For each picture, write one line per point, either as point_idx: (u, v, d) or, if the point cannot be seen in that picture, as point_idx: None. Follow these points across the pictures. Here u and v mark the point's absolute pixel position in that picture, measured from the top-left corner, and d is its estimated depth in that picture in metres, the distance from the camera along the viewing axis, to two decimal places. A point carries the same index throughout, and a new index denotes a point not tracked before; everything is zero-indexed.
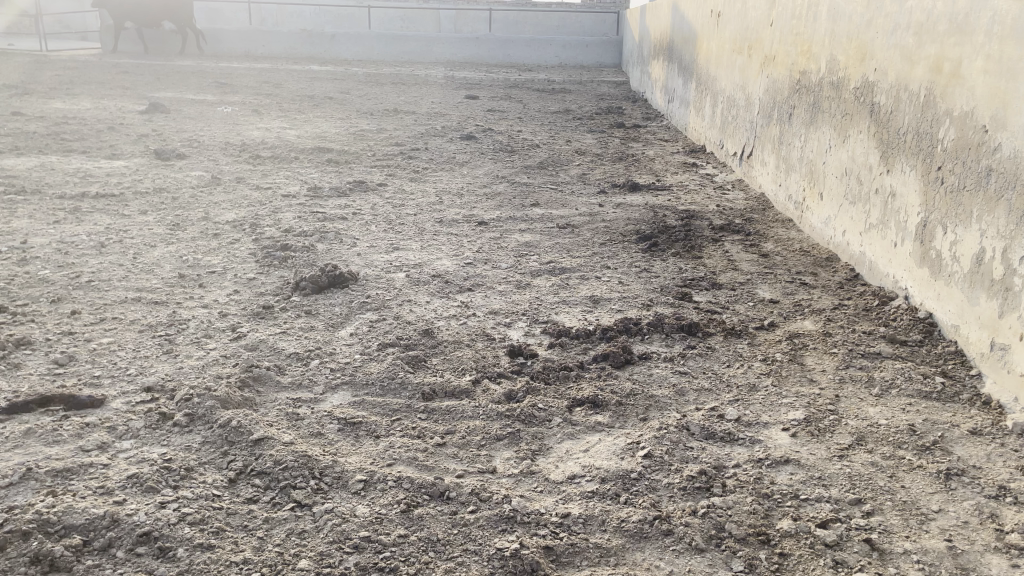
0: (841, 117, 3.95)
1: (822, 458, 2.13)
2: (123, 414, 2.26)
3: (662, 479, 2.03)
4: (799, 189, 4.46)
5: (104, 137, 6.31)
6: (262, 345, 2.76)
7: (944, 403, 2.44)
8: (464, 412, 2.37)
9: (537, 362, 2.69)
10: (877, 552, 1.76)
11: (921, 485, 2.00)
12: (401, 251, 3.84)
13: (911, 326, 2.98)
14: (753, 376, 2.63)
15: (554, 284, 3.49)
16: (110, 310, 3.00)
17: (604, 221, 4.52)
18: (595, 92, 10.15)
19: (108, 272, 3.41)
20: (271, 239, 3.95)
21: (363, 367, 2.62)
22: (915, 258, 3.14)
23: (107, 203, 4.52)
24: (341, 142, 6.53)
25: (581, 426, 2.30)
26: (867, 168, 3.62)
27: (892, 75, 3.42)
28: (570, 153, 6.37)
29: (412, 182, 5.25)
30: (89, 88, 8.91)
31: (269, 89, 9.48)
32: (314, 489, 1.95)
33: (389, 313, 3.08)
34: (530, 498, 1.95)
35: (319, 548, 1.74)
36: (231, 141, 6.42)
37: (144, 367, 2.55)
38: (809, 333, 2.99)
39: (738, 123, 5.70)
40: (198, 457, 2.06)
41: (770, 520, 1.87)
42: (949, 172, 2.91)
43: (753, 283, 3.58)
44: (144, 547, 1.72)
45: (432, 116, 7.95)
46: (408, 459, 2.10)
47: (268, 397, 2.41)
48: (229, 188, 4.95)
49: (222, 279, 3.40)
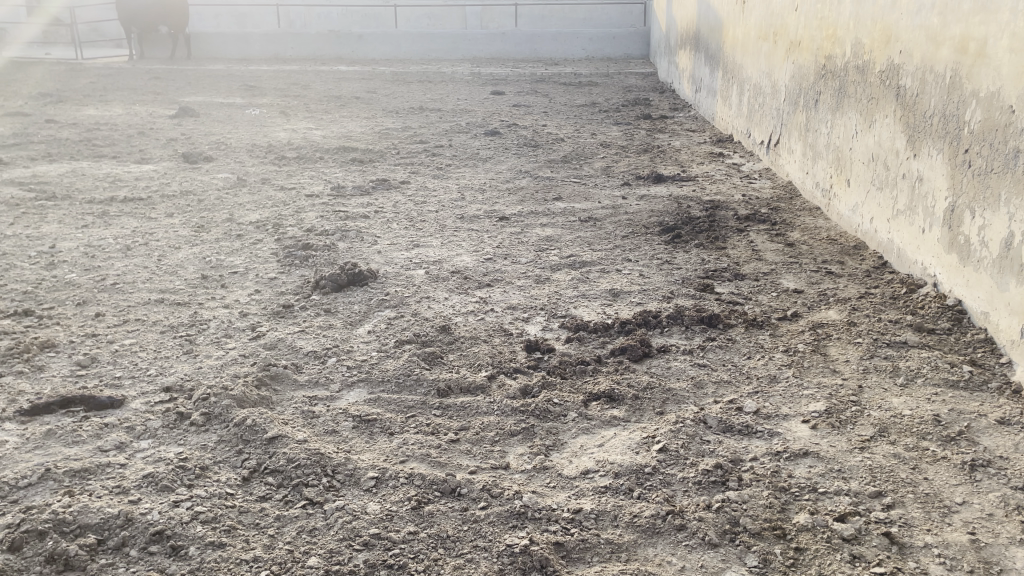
0: (867, 102, 3.86)
1: (842, 450, 2.08)
2: (141, 413, 2.29)
3: (677, 473, 2.00)
4: (826, 176, 4.37)
5: (134, 142, 6.42)
6: (281, 344, 2.78)
7: (972, 393, 2.37)
8: (478, 407, 2.36)
9: (554, 357, 2.67)
10: (897, 546, 1.71)
11: (945, 477, 1.95)
12: (422, 248, 3.84)
13: (940, 313, 2.90)
14: (773, 367, 2.58)
15: (574, 277, 3.46)
16: (133, 313, 3.05)
17: (626, 213, 4.48)
18: (622, 85, 10.07)
19: (133, 274, 3.46)
20: (294, 239, 3.98)
21: (380, 364, 2.63)
22: (943, 244, 3.05)
23: (135, 206, 4.59)
24: (366, 140, 6.56)
25: (597, 421, 2.28)
26: (893, 153, 3.53)
27: (917, 56, 3.33)
28: (594, 146, 6.32)
29: (435, 179, 5.25)
30: (120, 94, 9.06)
31: (296, 90, 9.57)
32: (326, 487, 1.95)
33: (407, 310, 3.09)
34: (542, 494, 1.94)
35: (329, 546, 1.75)
36: (258, 142, 6.48)
37: (165, 368, 2.59)
38: (833, 323, 2.93)
39: (765, 111, 5.60)
40: (213, 456, 2.08)
41: (787, 514, 1.83)
42: (976, 155, 2.83)
43: (777, 273, 3.52)
44: (157, 546, 1.74)
45: (457, 112, 7.94)
46: (421, 456, 2.09)
47: (285, 395, 2.43)
48: (254, 189, 5.00)
49: (244, 279, 3.44)
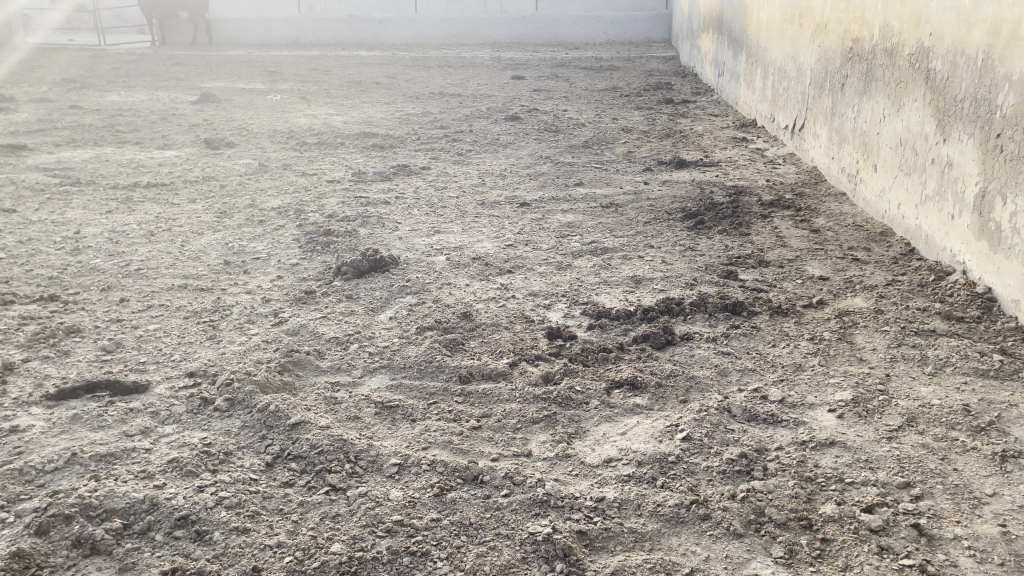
0: (895, 85, 3.79)
1: (870, 440, 2.06)
2: (166, 398, 2.31)
3: (701, 463, 1.98)
4: (852, 161, 4.30)
5: (156, 127, 6.46)
6: (303, 330, 2.78)
7: (1002, 382, 2.33)
8: (500, 394, 2.35)
9: (576, 345, 2.65)
10: (926, 538, 1.69)
11: (975, 468, 1.92)
12: (442, 234, 3.83)
13: (969, 302, 2.85)
14: (799, 356, 2.55)
15: (595, 264, 3.43)
16: (157, 298, 3.07)
17: (649, 199, 4.44)
18: (643, 69, 9.97)
19: (156, 260, 3.48)
20: (315, 224, 3.98)
21: (401, 351, 2.63)
22: (973, 230, 3.00)
23: (158, 192, 4.62)
24: (387, 126, 6.55)
25: (620, 409, 2.27)
26: (922, 137, 3.46)
27: (948, 38, 3.27)
28: (616, 131, 6.27)
29: (456, 165, 5.23)
30: (143, 80, 9.10)
31: (316, 76, 9.56)
32: (349, 473, 1.95)
33: (429, 296, 3.08)
34: (565, 482, 1.93)
35: (352, 532, 1.75)
36: (279, 128, 6.49)
37: (189, 353, 2.60)
38: (860, 311, 2.89)
39: (790, 96, 5.52)
40: (237, 442, 2.08)
41: (813, 504, 1.81)
42: (1009, 140, 2.77)
43: (801, 260, 3.47)
44: (182, 530, 1.76)
45: (477, 97, 7.90)
46: (443, 443, 2.09)
47: (307, 381, 2.43)
48: (275, 175, 5.01)
49: (266, 265, 3.44)
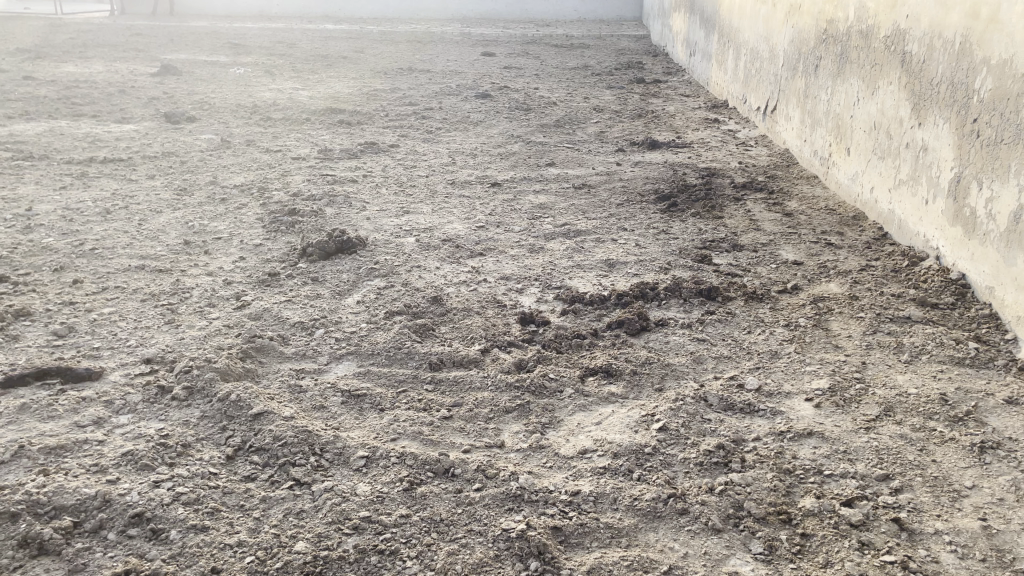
0: (870, 68, 3.75)
1: (847, 430, 2.02)
2: (121, 387, 2.20)
3: (678, 454, 1.93)
4: (824, 144, 4.28)
5: (114, 100, 6.24)
6: (266, 314, 2.68)
7: (978, 370, 2.31)
8: (472, 382, 2.28)
9: (549, 330, 2.59)
10: (907, 532, 1.66)
11: (954, 460, 1.89)
12: (412, 215, 3.73)
13: (943, 288, 2.84)
14: (775, 343, 2.51)
15: (568, 247, 3.36)
16: (113, 279, 2.94)
17: (621, 180, 4.38)
18: (615, 47, 9.88)
19: (112, 239, 3.35)
20: (280, 203, 3.86)
21: (369, 336, 2.54)
22: (947, 216, 2.98)
23: (115, 167, 4.45)
24: (354, 101, 6.40)
25: (594, 398, 2.21)
26: (896, 121, 3.43)
27: (925, 22, 3.22)
28: (587, 110, 6.18)
29: (425, 143, 5.12)
30: (101, 50, 8.80)
31: (282, 49, 9.32)
32: (314, 467, 1.87)
33: (397, 280, 2.99)
34: (538, 475, 1.87)
35: (317, 530, 1.67)
36: (242, 102, 6.31)
37: (145, 338, 2.49)
38: (835, 297, 2.86)
39: (762, 77, 5.47)
40: (196, 433, 1.99)
41: (792, 498, 1.78)
42: (986, 124, 2.74)
43: (775, 244, 3.43)
44: (136, 529, 1.67)
45: (446, 74, 7.76)
46: (413, 434, 2.02)
47: (271, 368, 2.34)
48: (238, 151, 4.86)
49: (228, 245, 3.32)
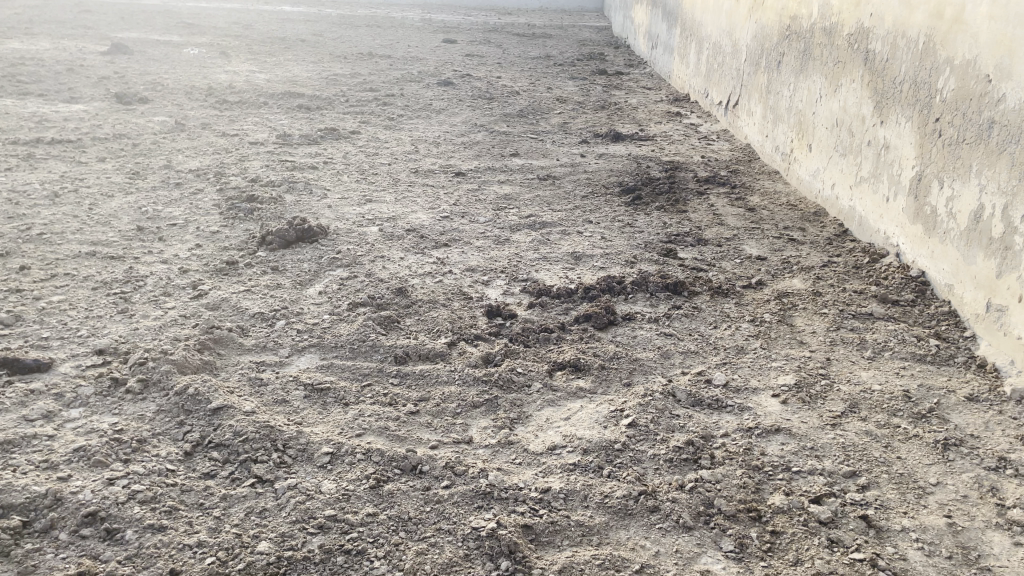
0: (833, 65, 3.78)
1: (814, 426, 2.03)
2: (72, 379, 2.12)
3: (647, 450, 1.92)
4: (786, 140, 4.32)
5: (62, 79, 6.02)
6: (224, 304, 2.60)
7: (939, 367, 2.35)
8: (438, 376, 2.24)
9: (516, 324, 2.56)
10: (874, 530, 1.67)
11: (918, 456, 1.91)
12: (374, 204, 3.66)
13: (903, 285, 2.87)
14: (741, 338, 2.52)
15: (534, 239, 3.34)
16: (63, 266, 2.82)
17: (585, 172, 4.36)
18: (576, 38, 9.87)
19: (61, 224, 3.22)
20: (237, 189, 3.76)
21: (332, 328, 2.48)
22: (908, 214, 3.02)
23: (63, 149, 4.29)
24: (313, 86, 6.27)
25: (562, 392, 2.19)
26: (859, 119, 3.46)
27: (888, 21, 3.24)
28: (551, 100, 6.15)
29: (387, 130, 5.04)
30: (48, 27, 8.48)
31: (238, 30, 9.10)
32: (277, 463, 1.81)
33: (360, 270, 2.93)
34: (508, 472, 1.84)
35: (281, 529, 1.62)
36: (197, 84, 6.14)
37: (97, 328, 2.40)
38: (798, 292, 2.88)
39: (725, 72, 5.49)
40: (152, 428, 1.91)
41: (762, 495, 1.78)
42: (947, 124, 2.76)
43: (739, 239, 3.45)
44: (90, 529, 1.60)
45: (407, 60, 7.65)
46: (379, 429, 1.97)
47: (229, 360, 2.27)
48: (193, 134, 4.72)
49: (184, 232, 3.22)
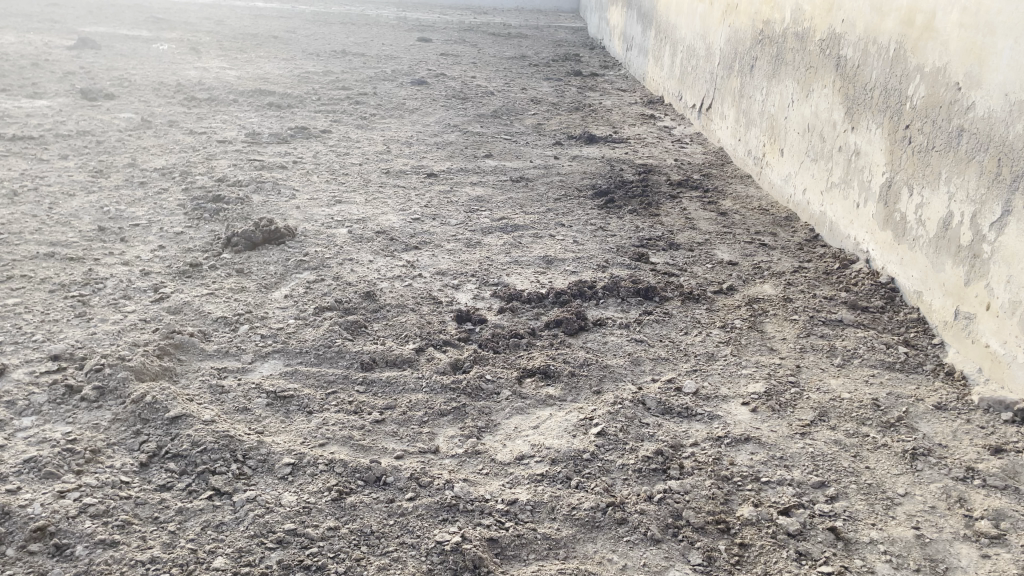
0: (805, 70, 3.78)
1: (783, 435, 2.02)
2: (24, 386, 2.04)
3: (616, 460, 1.89)
4: (759, 144, 4.32)
5: (26, 74, 5.88)
6: (186, 308, 2.54)
7: (908, 375, 2.35)
8: (405, 383, 2.20)
9: (486, 330, 2.52)
10: (843, 542, 1.66)
11: (887, 466, 1.91)
12: (344, 205, 3.61)
13: (873, 291, 2.88)
14: (711, 345, 2.50)
15: (505, 242, 3.30)
16: (19, 268, 2.74)
17: (559, 174, 4.34)
18: (552, 38, 9.86)
19: (19, 223, 3.13)
20: (203, 189, 3.68)
21: (297, 334, 2.43)
22: (878, 220, 3.02)
23: (24, 146, 4.18)
24: (284, 83, 6.19)
25: (531, 400, 2.16)
26: (830, 125, 3.47)
27: (860, 27, 3.24)
28: (525, 101, 6.12)
29: (359, 130, 4.98)
30: (13, 20, 8.30)
31: (209, 25, 8.97)
32: (236, 475, 1.76)
33: (328, 273, 2.87)
34: (474, 483, 1.80)
35: (238, 544, 1.57)
36: (166, 80, 6.03)
37: (53, 333, 2.32)
38: (769, 298, 2.87)
39: (699, 75, 5.49)
40: (107, 438, 1.85)
41: (730, 506, 1.76)
42: (917, 131, 2.76)
43: (711, 243, 3.44)
44: (38, 544, 1.54)
45: (381, 58, 7.58)
46: (342, 439, 1.92)
47: (191, 367, 2.21)
48: (159, 132, 4.63)
49: (147, 233, 3.14)
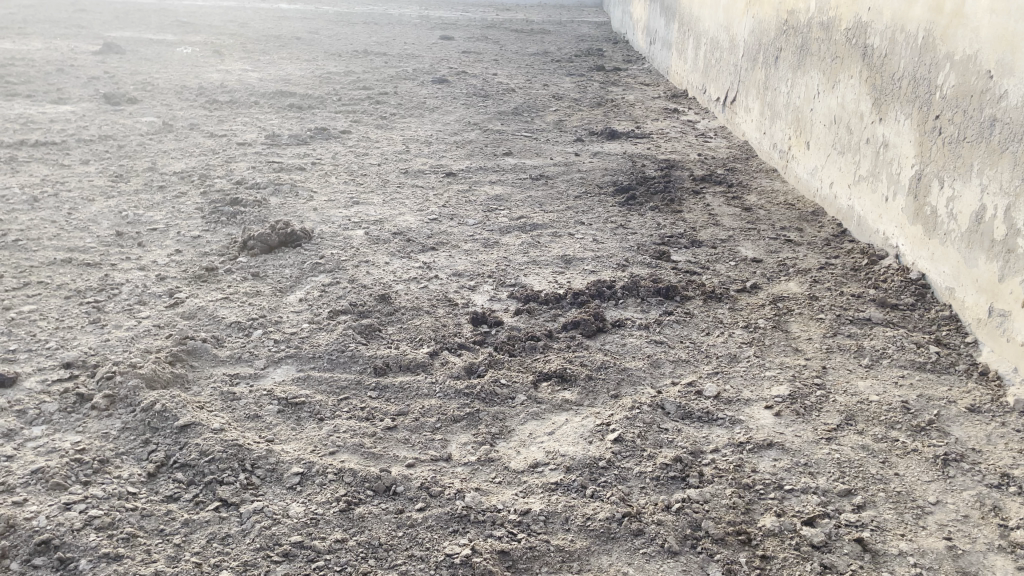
0: (831, 61, 3.68)
1: (808, 440, 1.95)
2: (36, 395, 2.04)
3: (633, 468, 1.83)
4: (784, 138, 4.22)
5: (52, 79, 5.94)
6: (200, 313, 2.52)
7: (939, 376, 2.26)
8: (418, 389, 2.15)
9: (502, 332, 2.47)
10: (870, 554, 1.59)
11: (918, 472, 1.83)
12: (362, 206, 3.58)
13: (903, 288, 2.78)
14: (733, 346, 2.43)
15: (524, 242, 3.25)
16: (36, 274, 2.74)
17: (579, 171, 4.28)
18: (575, 33, 9.76)
19: (38, 229, 3.14)
20: (221, 192, 3.68)
21: (311, 338, 2.39)
22: (907, 214, 2.93)
23: (47, 151, 4.21)
24: (306, 84, 6.18)
25: (547, 405, 2.10)
26: (858, 116, 3.37)
27: (887, 15, 3.14)
28: (546, 97, 6.05)
29: (378, 130, 4.95)
30: (42, 26, 8.41)
31: (233, 28, 9.02)
32: (243, 485, 1.73)
33: (343, 276, 2.84)
34: (486, 492, 1.75)
35: (243, 557, 1.54)
36: (188, 83, 6.06)
37: (67, 340, 2.32)
38: (795, 296, 2.79)
39: (722, 68, 5.39)
40: (115, 447, 1.83)
41: (752, 516, 1.69)
42: (947, 122, 2.67)
43: (735, 240, 3.35)
44: (42, 558, 1.52)
45: (402, 57, 7.56)
46: (353, 447, 1.89)
47: (203, 373, 2.19)
48: (180, 135, 4.64)
49: (164, 237, 3.14)
